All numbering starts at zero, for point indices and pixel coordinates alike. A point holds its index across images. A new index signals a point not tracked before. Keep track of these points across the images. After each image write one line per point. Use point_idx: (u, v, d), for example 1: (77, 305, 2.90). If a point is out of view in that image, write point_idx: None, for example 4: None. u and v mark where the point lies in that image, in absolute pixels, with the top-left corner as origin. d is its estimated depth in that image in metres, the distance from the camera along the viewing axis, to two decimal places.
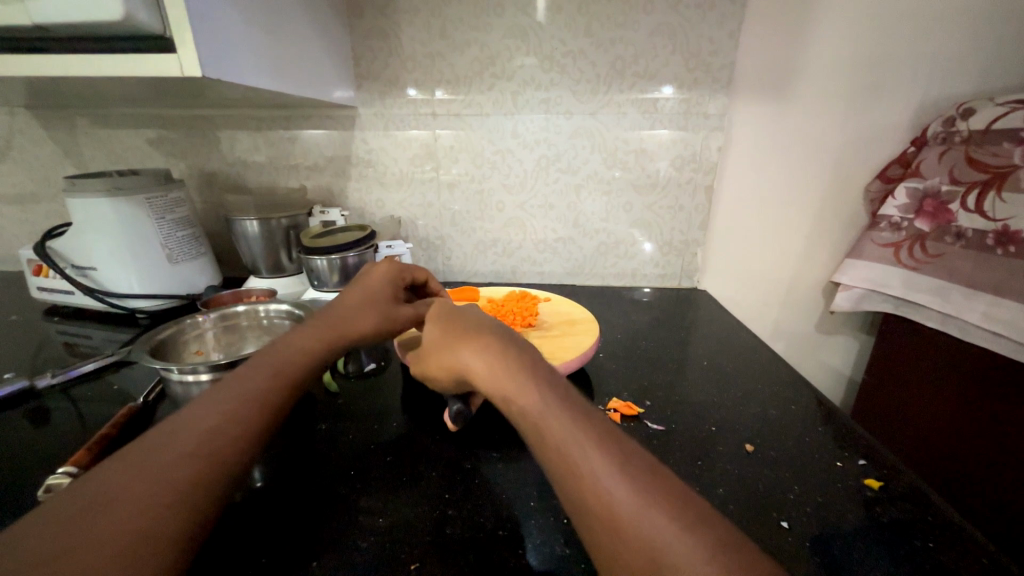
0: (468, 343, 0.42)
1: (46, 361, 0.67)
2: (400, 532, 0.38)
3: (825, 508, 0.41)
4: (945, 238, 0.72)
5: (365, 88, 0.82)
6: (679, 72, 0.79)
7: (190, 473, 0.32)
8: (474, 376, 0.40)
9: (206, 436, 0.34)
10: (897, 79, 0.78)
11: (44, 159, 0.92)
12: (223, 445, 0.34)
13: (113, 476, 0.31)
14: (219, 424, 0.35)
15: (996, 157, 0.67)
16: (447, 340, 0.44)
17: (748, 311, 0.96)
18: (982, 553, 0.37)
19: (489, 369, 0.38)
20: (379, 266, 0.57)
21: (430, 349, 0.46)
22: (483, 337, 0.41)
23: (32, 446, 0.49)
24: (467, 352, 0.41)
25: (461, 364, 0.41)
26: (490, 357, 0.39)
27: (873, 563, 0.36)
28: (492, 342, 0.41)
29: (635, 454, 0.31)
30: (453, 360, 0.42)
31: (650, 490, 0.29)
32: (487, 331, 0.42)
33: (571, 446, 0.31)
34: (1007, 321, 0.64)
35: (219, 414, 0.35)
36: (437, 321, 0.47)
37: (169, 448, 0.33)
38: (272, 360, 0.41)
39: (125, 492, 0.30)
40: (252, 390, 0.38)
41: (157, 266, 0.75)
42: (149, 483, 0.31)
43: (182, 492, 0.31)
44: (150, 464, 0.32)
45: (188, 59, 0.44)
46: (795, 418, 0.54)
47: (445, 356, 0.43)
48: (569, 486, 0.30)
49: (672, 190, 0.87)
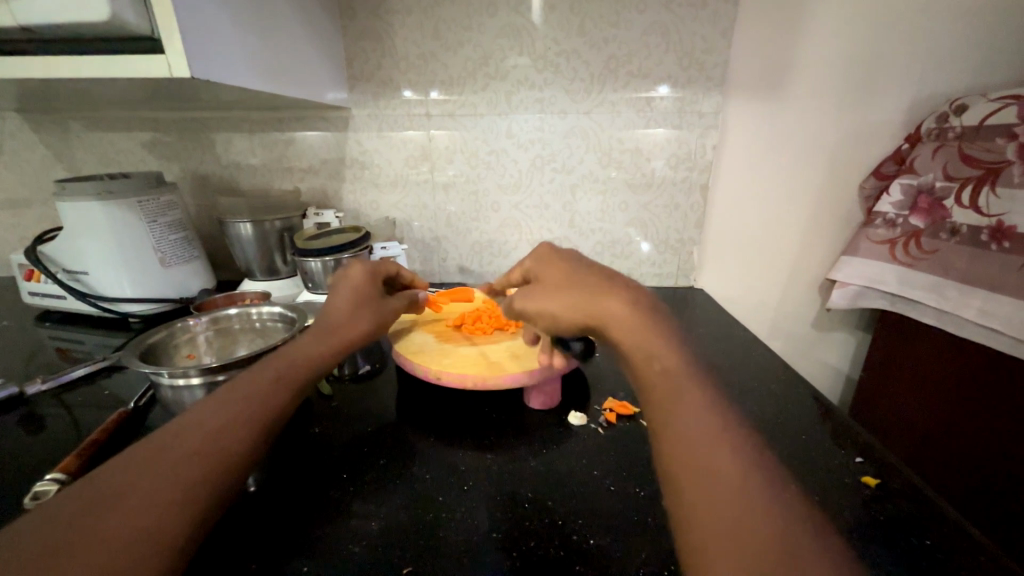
0: (614, 292, 0.42)
1: (37, 366, 0.66)
2: (393, 534, 0.38)
3: (823, 505, 0.41)
4: (940, 235, 0.72)
5: (358, 89, 0.82)
6: (673, 71, 0.79)
7: (194, 473, 0.32)
8: (621, 326, 0.39)
9: (210, 438, 0.35)
10: (890, 76, 0.78)
11: (36, 163, 0.91)
12: (227, 446, 0.35)
13: (115, 475, 0.31)
14: (222, 427, 0.35)
15: (989, 153, 0.67)
16: (586, 288, 0.43)
17: (744, 310, 0.96)
18: (980, 550, 0.37)
19: (641, 320, 0.39)
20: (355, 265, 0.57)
21: (560, 291, 0.44)
22: (625, 292, 0.42)
23: (23, 452, 0.48)
24: (615, 299, 0.41)
25: (608, 313, 0.40)
26: (637, 311, 0.40)
27: (871, 560, 0.36)
28: (636, 296, 0.42)
29: (741, 435, 0.33)
30: (597, 306, 0.41)
31: (760, 473, 0.30)
32: (624, 285, 0.43)
33: (693, 426, 0.33)
34: (1003, 317, 0.64)
35: (222, 417, 0.36)
36: (563, 267, 0.47)
37: (173, 448, 0.33)
38: (275, 366, 0.42)
39: (129, 491, 0.30)
40: (255, 393, 0.39)
41: (149, 270, 0.74)
42: (153, 481, 0.31)
43: (186, 492, 0.31)
44: (153, 465, 0.32)
45: (177, 59, 0.44)
46: (792, 416, 0.54)
47: (585, 301, 0.42)
48: (680, 458, 0.32)
49: (667, 189, 0.87)
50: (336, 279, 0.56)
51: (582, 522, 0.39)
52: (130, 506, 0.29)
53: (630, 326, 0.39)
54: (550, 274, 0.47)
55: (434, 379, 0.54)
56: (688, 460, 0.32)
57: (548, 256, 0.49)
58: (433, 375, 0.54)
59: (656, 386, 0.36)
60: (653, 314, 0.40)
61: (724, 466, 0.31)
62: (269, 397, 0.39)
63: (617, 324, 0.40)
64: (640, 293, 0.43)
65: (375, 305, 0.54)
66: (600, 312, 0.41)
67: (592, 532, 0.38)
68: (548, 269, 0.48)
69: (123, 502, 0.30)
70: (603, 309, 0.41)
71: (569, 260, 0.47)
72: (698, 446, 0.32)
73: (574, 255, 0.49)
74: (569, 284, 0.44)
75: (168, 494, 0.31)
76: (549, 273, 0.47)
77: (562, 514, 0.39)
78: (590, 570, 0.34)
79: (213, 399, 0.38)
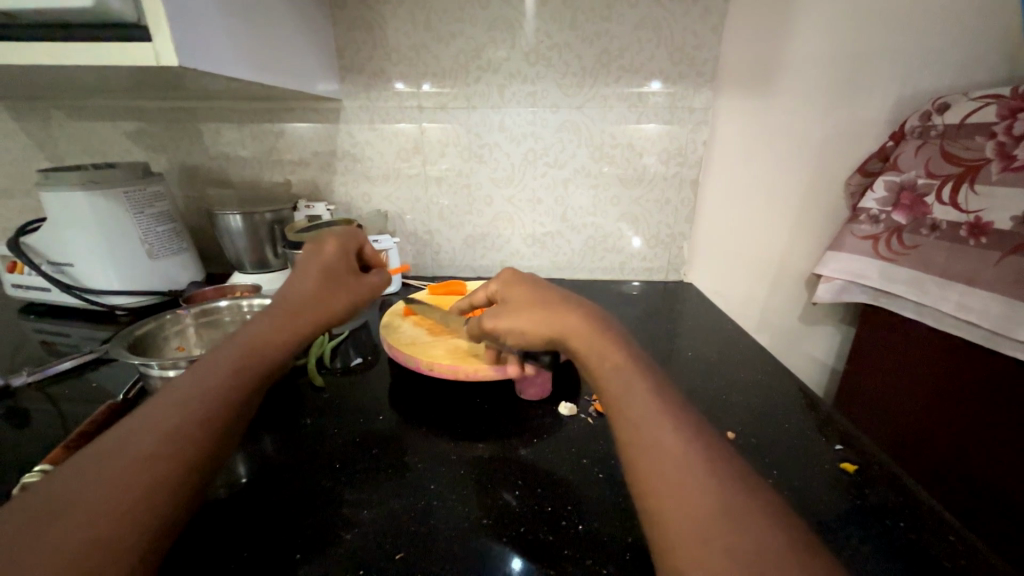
0: (573, 308, 0.45)
1: (21, 359, 0.65)
2: (384, 521, 0.38)
3: (803, 492, 0.42)
4: (921, 230, 0.74)
5: (349, 80, 0.81)
6: (664, 66, 0.79)
7: (157, 472, 0.31)
8: (580, 339, 0.42)
9: (169, 435, 0.33)
10: (876, 74, 0.79)
11: (18, 152, 0.89)
12: (187, 441, 0.34)
13: (66, 482, 0.30)
14: (178, 425, 0.34)
15: (969, 151, 0.69)
16: (547, 305, 0.46)
17: (732, 304, 0.98)
18: (951, 532, 0.39)
19: (598, 332, 0.42)
20: (325, 245, 0.56)
21: (524, 309, 0.47)
22: (582, 306, 0.45)
23: (9, 445, 0.48)
24: (574, 314, 0.44)
25: (569, 327, 0.43)
26: (596, 324, 0.43)
27: (849, 543, 0.37)
28: (593, 310, 0.45)
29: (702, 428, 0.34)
30: (559, 321, 0.44)
31: (717, 461, 0.32)
32: (582, 301, 0.47)
33: (645, 423, 0.34)
34: (980, 310, 0.66)
35: (179, 413, 0.35)
36: (526, 287, 0.50)
37: (125, 450, 0.32)
38: (233, 356, 0.41)
39: (83, 496, 0.29)
40: (213, 386, 0.38)
41: (137, 262, 0.73)
42: (108, 486, 0.30)
43: (145, 491, 0.30)
44: (111, 467, 0.31)
45: (164, 46, 0.43)
46: (777, 407, 0.55)
47: (548, 318, 0.45)
48: (641, 455, 0.33)
49: (658, 184, 0.87)
50: (303, 257, 0.55)
51: (571, 508, 0.39)
52: (86, 512, 0.29)
53: (586, 339, 0.42)
54: (516, 293, 0.50)
55: (426, 370, 0.54)
56: (643, 455, 0.33)
57: (513, 275, 0.52)
58: (425, 365, 0.54)
59: (616, 386, 0.38)
60: (610, 328, 0.43)
61: (684, 449, 0.32)
62: (229, 388, 0.38)
63: (577, 337, 0.43)
64: (597, 308, 0.46)
65: (340, 286, 0.53)
66: (562, 327, 0.44)
67: (581, 518, 0.38)
68: (515, 289, 0.51)
69: (77, 509, 0.29)
70: (564, 324, 0.44)
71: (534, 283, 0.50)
72: (647, 438, 0.34)
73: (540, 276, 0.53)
74: (532, 302, 0.47)
75: (126, 495, 0.30)
76: (515, 292, 0.50)
77: (551, 502, 0.40)
78: (578, 555, 0.35)
79: (168, 396, 0.36)
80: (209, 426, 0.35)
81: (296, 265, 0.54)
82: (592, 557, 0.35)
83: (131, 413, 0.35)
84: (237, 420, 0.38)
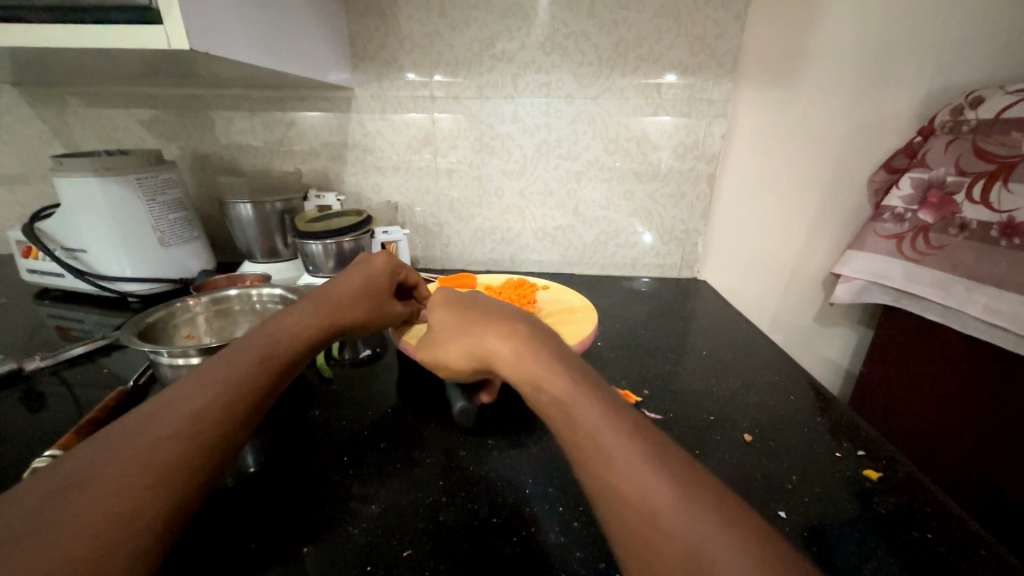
0: (490, 327, 0.42)
1: (36, 344, 0.66)
2: (391, 516, 0.38)
3: (822, 499, 0.41)
4: (949, 230, 0.71)
5: (361, 69, 0.80)
6: (683, 57, 0.77)
7: (173, 456, 0.31)
8: (501, 363, 0.39)
9: (190, 419, 0.33)
10: (905, 67, 0.76)
11: (34, 139, 0.90)
12: (204, 426, 0.33)
13: (87, 458, 0.30)
14: (201, 409, 0.34)
15: (1004, 147, 0.66)
16: (467, 326, 0.44)
17: (747, 302, 0.95)
18: (981, 544, 0.37)
19: (518, 353, 0.38)
20: (378, 257, 0.56)
21: (448, 338, 0.45)
22: (503, 323, 0.42)
23: (21, 428, 0.48)
24: (490, 334, 0.41)
25: (489, 352, 0.40)
26: (517, 342, 0.39)
27: (873, 553, 0.36)
28: (514, 326, 0.41)
29: None
30: (476, 344, 0.42)
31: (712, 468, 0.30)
32: (514, 320, 0.43)
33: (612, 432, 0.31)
34: (1009, 313, 0.64)
35: (199, 396, 0.35)
36: (452, 309, 0.47)
37: (143, 433, 0.32)
38: (257, 344, 0.41)
39: (99, 477, 0.29)
40: (234, 372, 0.37)
41: (148, 249, 0.73)
42: (124, 466, 0.30)
43: (157, 478, 0.30)
44: (132, 446, 0.31)
45: (174, 28, 0.42)
46: (794, 410, 0.53)
47: (471, 340, 0.42)
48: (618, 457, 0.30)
49: (674, 178, 0.85)
50: (354, 262, 0.56)
51: (582, 509, 0.39)
52: (102, 491, 0.28)
53: (506, 364, 0.39)
54: (441, 320, 0.48)
55: None
56: None
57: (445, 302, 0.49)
58: None
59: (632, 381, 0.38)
60: (538, 346, 0.39)
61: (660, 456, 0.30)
62: (249, 376, 0.38)
63: (498, 362, 0.39)
64: (529, 327, 0.42)
65: (377, 299, 0.53)
66: (481, 353, 0.41)
67: (594, 519, 0.38)
68: (442, 313, 0.48)
69: (94, 486, 0.28)
70: (482, 349, 0.41)
71: (467, 305, 0.47)
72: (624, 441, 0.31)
73: (473, 295, 0.50)
74: (453, 327, 0.45)
75: (137, 479, 0.29)
76: (441, 318, 0.48)
77: (561, 501, 0.39)
78: (590, 557, 0.34)
79: (194, 378, 0.36)
80: (225, 415, 0.34)
81: (346, 267, 0.55)
82: (604, 560, 0.34)
83: (158, 391, 0.35)
84: (258, 409, 0.37)
